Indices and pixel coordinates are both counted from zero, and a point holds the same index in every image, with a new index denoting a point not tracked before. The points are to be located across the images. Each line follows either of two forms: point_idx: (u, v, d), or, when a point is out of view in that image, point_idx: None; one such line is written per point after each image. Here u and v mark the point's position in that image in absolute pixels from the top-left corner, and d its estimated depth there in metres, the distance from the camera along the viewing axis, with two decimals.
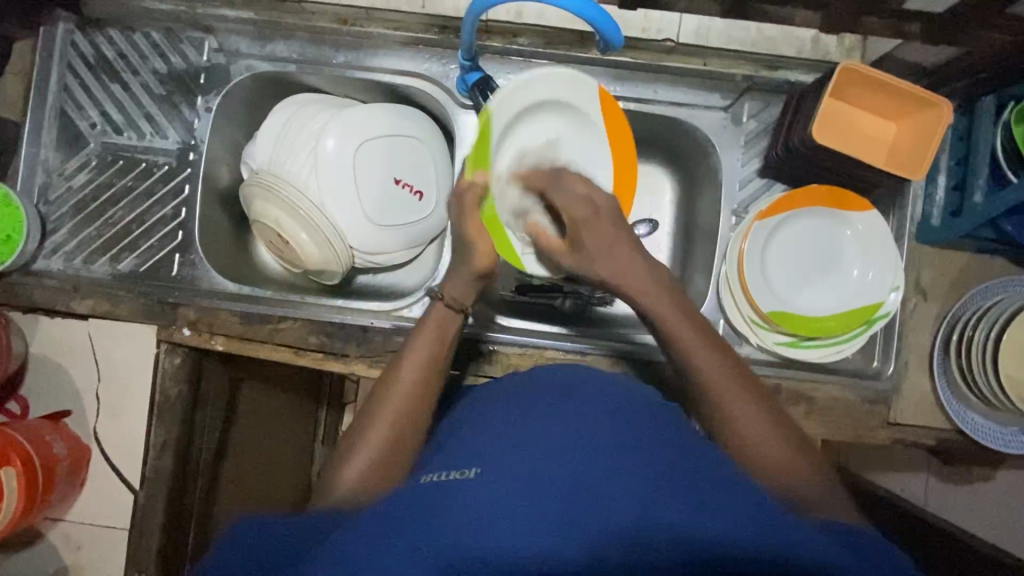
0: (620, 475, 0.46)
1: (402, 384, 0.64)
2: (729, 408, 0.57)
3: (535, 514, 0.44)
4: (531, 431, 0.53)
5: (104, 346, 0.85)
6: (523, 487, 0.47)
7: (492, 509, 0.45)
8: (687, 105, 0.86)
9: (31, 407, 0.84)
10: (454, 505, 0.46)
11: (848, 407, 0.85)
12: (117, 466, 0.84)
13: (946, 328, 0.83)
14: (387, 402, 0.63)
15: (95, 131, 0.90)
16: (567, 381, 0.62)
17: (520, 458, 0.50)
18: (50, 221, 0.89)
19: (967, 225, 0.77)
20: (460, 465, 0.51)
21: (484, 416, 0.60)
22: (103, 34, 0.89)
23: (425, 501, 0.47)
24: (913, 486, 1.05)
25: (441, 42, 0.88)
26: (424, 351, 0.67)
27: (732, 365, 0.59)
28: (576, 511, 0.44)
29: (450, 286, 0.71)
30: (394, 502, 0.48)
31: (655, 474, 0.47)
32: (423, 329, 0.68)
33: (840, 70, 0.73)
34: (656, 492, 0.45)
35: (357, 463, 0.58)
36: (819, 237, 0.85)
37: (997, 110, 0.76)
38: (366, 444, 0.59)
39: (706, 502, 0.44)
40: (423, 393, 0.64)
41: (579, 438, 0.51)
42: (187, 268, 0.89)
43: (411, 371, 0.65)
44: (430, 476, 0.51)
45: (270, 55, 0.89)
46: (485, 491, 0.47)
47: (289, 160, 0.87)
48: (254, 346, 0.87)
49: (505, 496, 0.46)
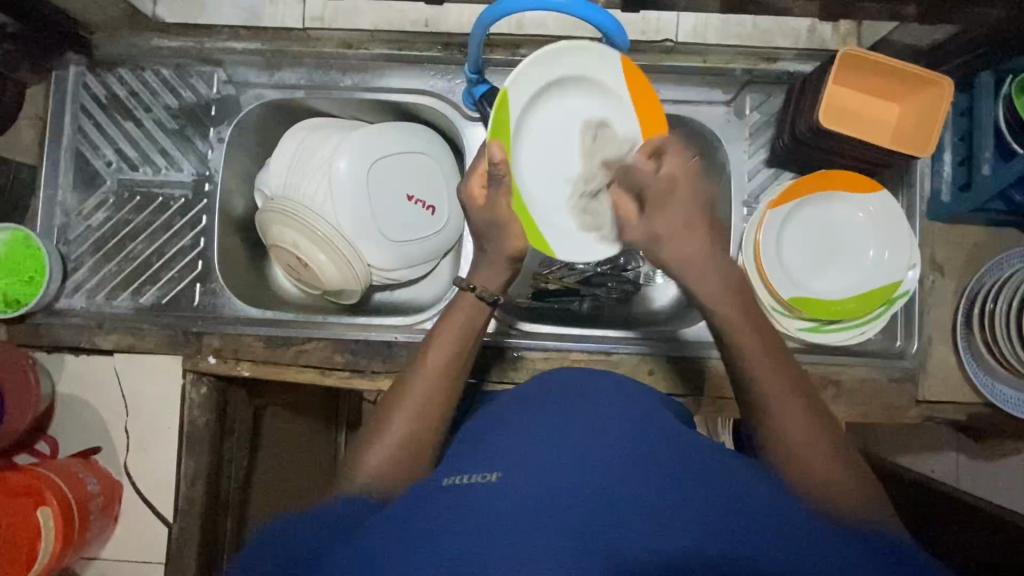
0: (647, 485, 0.46)
1: (429, 369, 0.66)
2: (778, 404, 0.56)
3: (559, 524, 0.44)
4: (553, 440, 0.52)
5: (131, 380, 0.85)
6: (548, 494, 0.46)
7: (518, 513, 0.45)
8: (690, 102, 0.88)
9: (60, 446, 0.84)
10: (480, 513, 0.45)
11: (875, 388, 0.85)
12: (151, 499, 0.83)
13: (966, 301, 0.84)
14: (414, 382, 0.65)
15: (110, 169, 0.91)
16: (580, 386, 0.62)
17: (546, 464, 0.49)
18: (71, 260, 0.90)
19: (978, 198, 0.78)
20: (480, 469, 0.50)
21: (507, 419, 0.59)
22: (114, 74, 0.91)
23: (450, 505, 0.46)
24: (944, 466, 1.04)
25: (445, 59, 0.90)
26: (450, 331, 0.69)
27: (792, 379, 0.58)
28: (600, 520, 0.44)
29: (483, 277, 0.72)
30: (414, 504, 0.47)
31: (682, 479, 0.47)
32: (450, 318, 0.70)
33: (842, 56, 0.75)
34: (683, 501, 0.45)
35: (378, 451, 0.60)
36: (832, 220, 0.85)
37: (995, 85, 0.78)
38: (387, 433, 0.61)
39: (735, 512, 0.44)
40: (445, 385, 0.66)
41: (604, 447, 0.50)
42: (209, 297, 0.90)
43: (437, 352, 0.67)
44: (451, 478, 0.50)
45: (279, 84, 0.91)
46: (511, 495, 0.46)
47: (303, 184, 0.88)
48: (280, 370, 0.88)
49: (531, 505, 0.45)
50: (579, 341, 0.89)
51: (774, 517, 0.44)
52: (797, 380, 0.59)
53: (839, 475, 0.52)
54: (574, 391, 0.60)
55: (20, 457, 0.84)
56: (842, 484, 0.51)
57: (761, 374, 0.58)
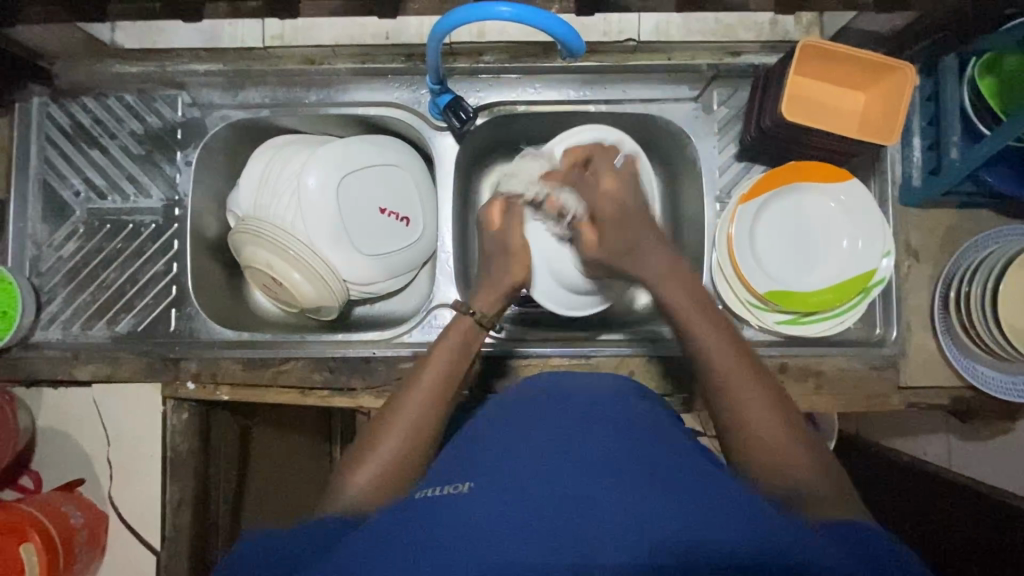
0: (618, 489, 0.45)
1: (423, 384, 0.67)
2: (740, 398, 0.59)
3: (522, 531, 0.43)
4: (532, 444, 0.51)
5: (110, 409, 0.85)
6: (519, 499, 0.45)
7: (486, 522, 0.43)
8: (656, 100, 0.88)
9: (43, 480, 0.84)
10: (447, 521, 0.44)
11: (856, 377, 0.85)
12: (136, 528, 0.83)
13: (942, 286, 0.83)
14: (408, 401, 0.66)
15: (79, 198, 0.91)
16: (567, 386, 0.61)
17: (519, 470, 0.48)
18: (44, 292, 0.90)
19: (948, 182, 0.78)
20: (454, 480, 0.49)
21: (483, 429, 0.57)
22: (77, 102, 0.90)
23: (419, 520, 0.45)
24: (936, 449, 1.04)
25: (409, 70, 0.89)
26: (445, 354, 0.71)
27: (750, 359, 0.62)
28: (566, 521, 0.43)
29: (482, 300, 0.77)
30: (387, 518, 0.47)
31: (654, 480, 0.46)
32: (448, 337, 0.72)
33: (801, 47, 0.74)
34: (650, 500, 0.44)
35: (368, 468, 0.59)
36: (815, 210, 0.85)
37: (960, 67, 0.77)
38: (380, 452, 0.61)
39: (707, 511, 0.43)
40: (440, 397, 0.67)
41: (570, 446, 0.50)
42: (185, 322, 0.89)
43: (434, 371, 0.69)
44: (425, 491, 0.49)
45: (244, 103, 0.90)
46: (481, 503, 0.45)
47: (274, 203, 0.88)
48: (257, 392, 0.87)
49: (497, 514, 0.44)
50: (559, 347, 0.88)
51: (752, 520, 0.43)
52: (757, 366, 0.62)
53: (788, 450, 0.55)
54: (555, 396, 0.59)
55: (4, 493, 0.84)
56: (791, 458, 0.54)
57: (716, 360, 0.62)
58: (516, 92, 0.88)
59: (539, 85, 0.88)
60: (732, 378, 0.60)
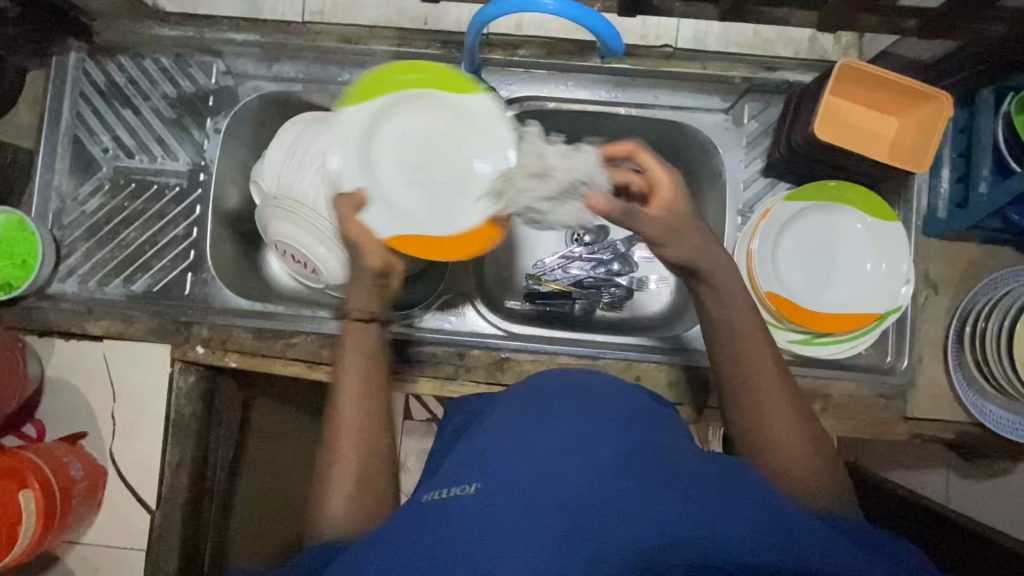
0: (629, 481, 0.45)
1: (349, 406, 0.69)
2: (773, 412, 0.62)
3: (540, 530, 0.42)
4: (540, 438, 0.51)
5: (119, 366, 0.85)
6: (533, 506, 0.44)
7: (502, 526, 0.42)
8: (688, 108, 0.88)
9: (47, 430, 0.84)
10: (459, 527, 0.43)
11: (863, 404, 0.85)
12: (134, 486, 0.83)
13: (957, 321, 0.83)
14: (337, 420, 0.69)
15: (107, 155, 0.92)
16: (566, 380, 0.61)
17: (525, 472, 0.47)
18: (65, 245, 0.91)
19: (974, 214, 0.77)
20: (460, 483, 0.48)
21: (487, 430, 0.56)
22: (114, 61, 0.91)
23: (429, 525, 0.44)
24: (934, 484, 1.03)
25: (444, 57, 0.90)
26: (356, 366, 0.72)
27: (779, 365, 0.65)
28: (586, 519, 0.42)
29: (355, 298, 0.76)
30: (389, 528, 0.47)
31: (665, 477, 0.46)
32: (349, 349, 0.73)
33: (839, 67, 0.74)
34: (664, 493, 0.44)
35: (340, 501, 0.64)
36: (816, 228, 0.85)
37: (997, 101, 0.76)
38: (342, 480, 0.65)
39: (722, 510, 0.43)
40: (370, 402, 0.70)
41: (575, 445, 0.49)
42: (200, 287, 0.90)
43: (351, 380, 0.71)
44: (431, 495, 0.49)
45: (278, 76, 0.91)
46: (490, 505, 0.44)
47: (298, 177, 0.88)
48: (268, 362, 0.88)
49: (510, 515, 0.43)
50: (566, 345, 0.88)
51: (773, 523, 0.42)
52: (789, 381, 0.65)
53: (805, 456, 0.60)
54: (557, 387, 0.59)
55: (7, 439, 0.84)
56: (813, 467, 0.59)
57: (753, 379, 0.64)
58: (547, 89, 0.89)
59: (571, 82, 0.88)
60: (759, 382, 0.64)
